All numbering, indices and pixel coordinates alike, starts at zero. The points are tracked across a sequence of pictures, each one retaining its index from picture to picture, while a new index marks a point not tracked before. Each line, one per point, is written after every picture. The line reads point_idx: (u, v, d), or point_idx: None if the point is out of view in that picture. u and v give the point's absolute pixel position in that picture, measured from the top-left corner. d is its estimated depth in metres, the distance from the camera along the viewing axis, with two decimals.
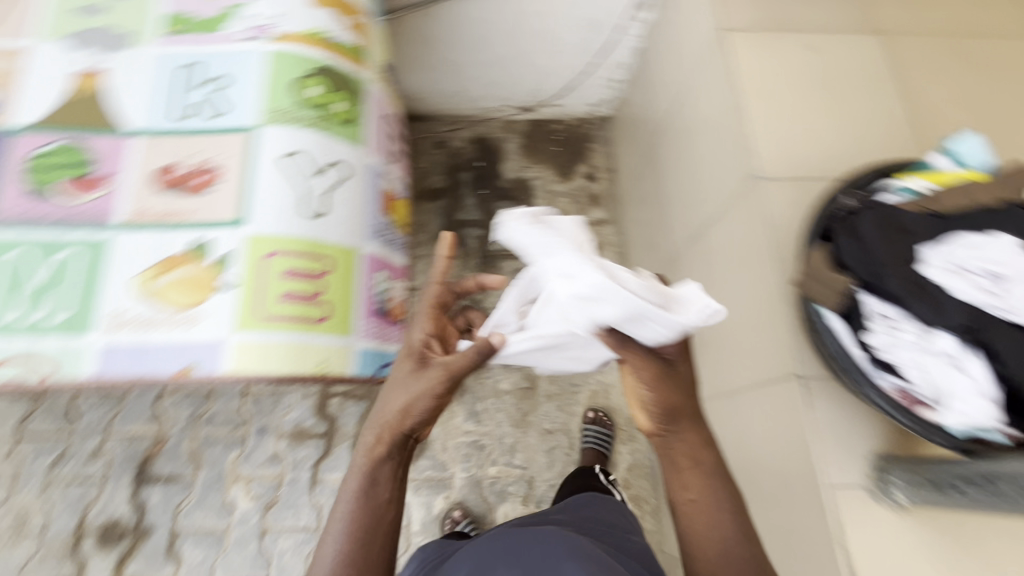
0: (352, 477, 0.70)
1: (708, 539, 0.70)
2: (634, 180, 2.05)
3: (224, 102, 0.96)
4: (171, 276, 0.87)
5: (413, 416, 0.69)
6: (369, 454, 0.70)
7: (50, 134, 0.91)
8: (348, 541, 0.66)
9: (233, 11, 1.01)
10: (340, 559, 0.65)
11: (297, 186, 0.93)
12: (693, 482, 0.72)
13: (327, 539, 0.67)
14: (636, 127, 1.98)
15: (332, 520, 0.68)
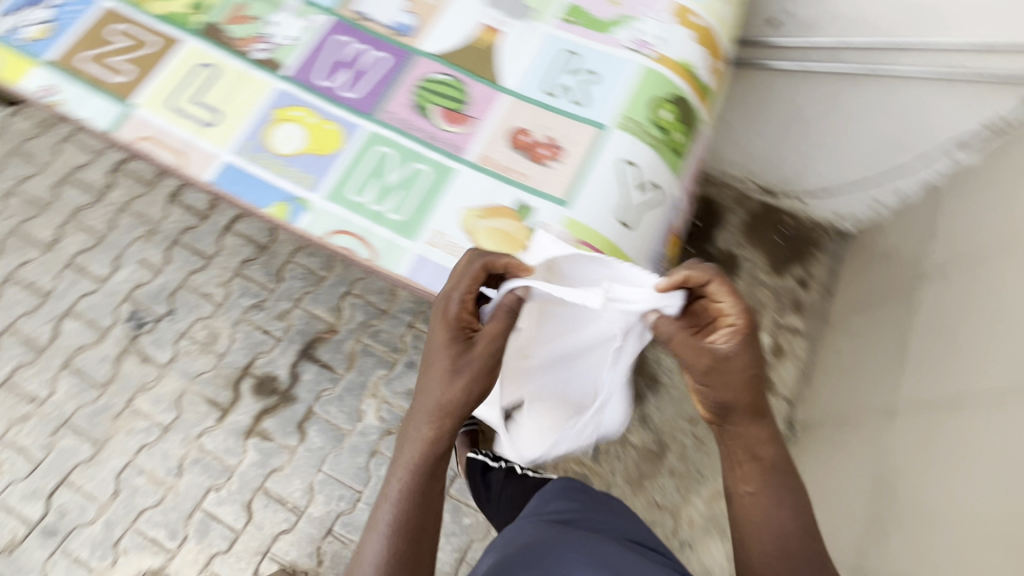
0: (404, 454, 0.82)
1: (756, 518, 0.83)
2: (857, 312, 1.87)
3: (589, 95, 1.03)
4: (490, 223, 0.95)
5: (467, 399, 0.80)
6: (420, 438, 0.82)
7: (442, 67, 1.06)
8: (398, 504, 0.81)
9: (625, 21, 1.10)
10: (395, 520, 0.80)
11: (623, 192, 0.97)
12: (749, 471, 0.85)
13: (387, 500, 0.81)
14: (887, 260, 1.82)
15: (389, 490, 0.82)
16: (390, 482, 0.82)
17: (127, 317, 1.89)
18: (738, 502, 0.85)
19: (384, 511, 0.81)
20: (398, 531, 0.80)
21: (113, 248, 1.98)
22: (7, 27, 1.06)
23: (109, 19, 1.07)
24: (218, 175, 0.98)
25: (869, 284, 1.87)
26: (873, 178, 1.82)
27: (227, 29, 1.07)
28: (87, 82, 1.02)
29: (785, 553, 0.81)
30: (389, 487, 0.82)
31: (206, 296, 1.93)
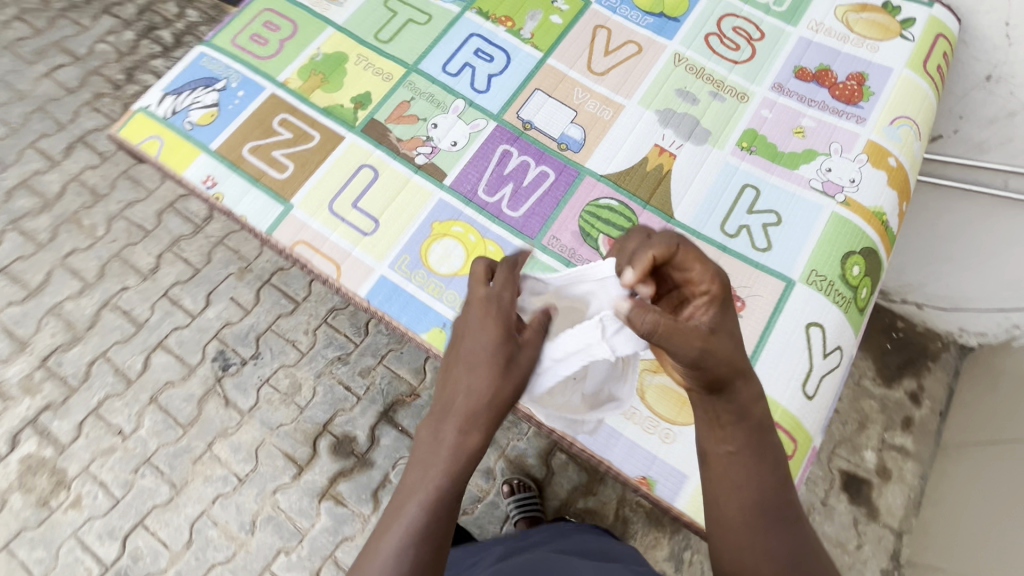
0: (437, 449, 0.62)
1: (733, 491, 0.61)
2: (977, 451, 1.62)
3: (772, 240, 0.95)
4: (658, 379, 0.87)
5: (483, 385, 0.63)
6: (459, 430, 0.62)
7: (610, 190, 0.99)
8: (423, 511, 0.60)
9: (813, 156, 1.01)
10: (415, 531, 0.59)
11: (809, 359, 0.88)
12: (722, 424, 0.63)
13: (409, 504, 0.60)
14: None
15: (413, 490, 0.61)
16: (414, 480, 0.62)
17: (213, 356, 1.84)
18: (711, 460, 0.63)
19: (405, 515, 0.60)
20: (416, 544, 0.59)
21: (207, 283, 1.93)
22: (177, 109, 1.05)
23: (275, 107, 1.04)
24: (374, 291, 0.93)
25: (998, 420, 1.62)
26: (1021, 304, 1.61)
27: (391, 128, 1.03)
28: (251, 175, 0.99)
29: (758, 512, 0.60)
30: (415, 485, 0.61)
31: (292, 342, 1.87)
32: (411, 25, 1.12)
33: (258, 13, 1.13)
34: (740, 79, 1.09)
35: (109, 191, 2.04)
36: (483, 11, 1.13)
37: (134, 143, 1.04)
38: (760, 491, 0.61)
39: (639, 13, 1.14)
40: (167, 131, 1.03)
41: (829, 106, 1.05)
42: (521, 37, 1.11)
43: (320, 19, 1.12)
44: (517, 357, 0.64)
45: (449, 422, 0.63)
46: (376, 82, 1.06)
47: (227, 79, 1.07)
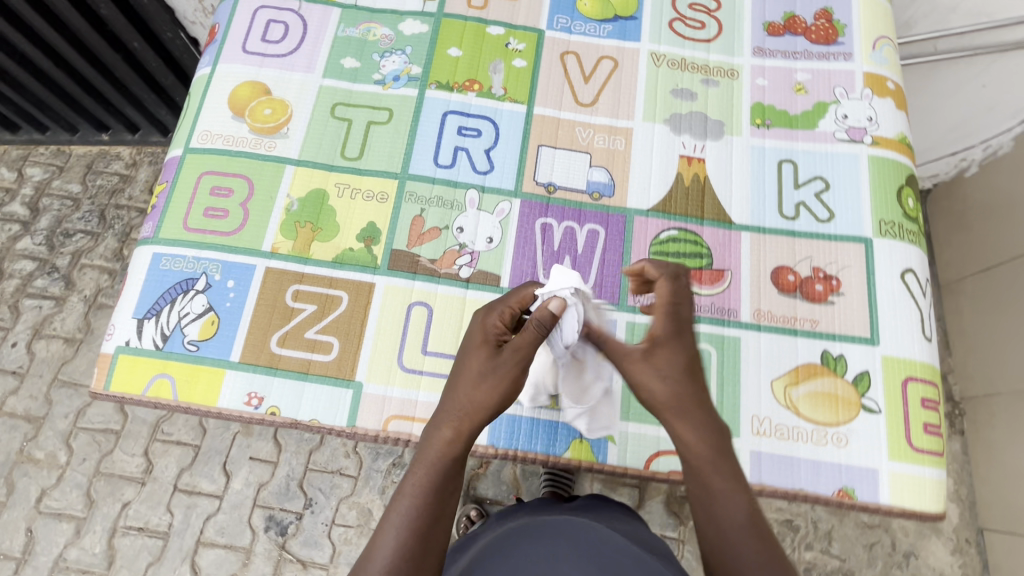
0: (416, 464, 0.64)
1: (727, 511, 0.62)
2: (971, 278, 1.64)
3: (831, 207, 0.95)
4: (803, 387, 0.86)
5: (487, 399, 0.64)
6: (441, 440, 0.64)
7: (664, 222, 0.95)
8: (409, 539, 0.59)
9: (825, 108, 1.00)
10: (399, 550, 0.58)
11: (917, 305, 0.90)
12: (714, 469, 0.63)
13: (388, 526, 0.60)
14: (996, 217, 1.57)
15: (393, 510, 0.61)
16: (395, 501, 0.61)
17: (265, 526, 1.52)
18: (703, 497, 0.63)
19: (384, 542, 0.59)
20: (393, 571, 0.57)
21: (217, 454, 1.58)
22: (168, 332, 0.87)
23: (279, 283, 0.90)
24: (494, 433, 0.84)
25: (1006, 239, 1.53)
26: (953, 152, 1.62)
27: (417, 251, 0.92)
28: (297, 371, 0.86)
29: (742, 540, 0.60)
30: (395, 506, 0.61)
31: (339, 471, 1.58)
32: (374, 126, 0.99)
33: (198, 183, 0.95)
34: (721, 56, 1.05)
35: (47, 411, 1.63)
36: (443, 83, 1.01)
37: (136, 394, 0.86)
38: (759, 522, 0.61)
39: (595, 24, 1.07)
40: (170, 363, 0.86)
41: (814, 53, 1.04)
42: (496, 96, 1.01)
43: (271, 161, 0.96)
44: (499, 365, 0.64)
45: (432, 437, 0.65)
46: (373, 208, 0.94)
47: (206, 274, 0.90)
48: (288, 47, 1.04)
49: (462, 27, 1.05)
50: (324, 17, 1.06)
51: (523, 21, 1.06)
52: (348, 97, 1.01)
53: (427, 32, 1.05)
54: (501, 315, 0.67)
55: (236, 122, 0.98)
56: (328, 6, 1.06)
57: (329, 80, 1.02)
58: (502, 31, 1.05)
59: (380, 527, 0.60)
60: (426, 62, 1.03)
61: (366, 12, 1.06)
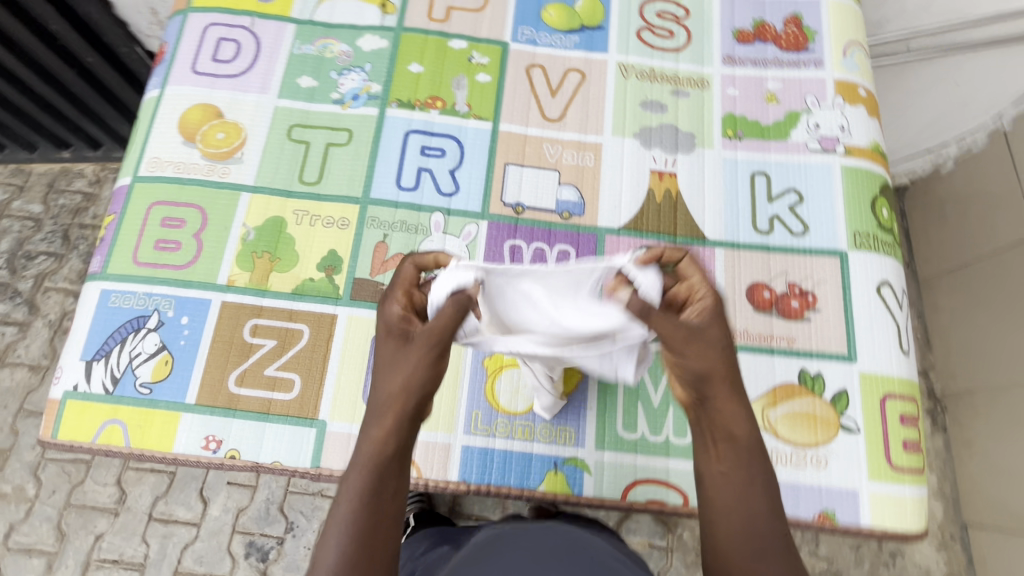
0: (353, 467, 0.54)
1: (736, 514, 0.55)
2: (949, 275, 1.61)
3: (805, 220, 0.93)
4: (781, 409, 0.84)
5: (414, 387, 0.55)
6: (378, 434, 0.55)
7: (636, 240, 0.92)
8: (352, 555, 0.50)
9: (797, 118, 0.98)
10: (343, 568, 0.50)
11: (894, 318, 0.88)
12: (722, 453, 0.57)
13: (329, 543, 0.51)
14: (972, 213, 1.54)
15: (331, 524, 0.52)
16: (333, 512, 0.53)
17: (245, 553, 1.46)
18: (705, 482, 0.58)
19: (322, 563, 0.50)
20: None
21: (193, 480, 1.52)
22: (119, 374, 0.83)
23: (236, 317, 0.85)
24: (466, 467, 0.82)
25: (984, 234, 1.50)
26: (925, 149, 1.60)
27: (381, 279, 0.88)
28: (257, 411, 0.82)
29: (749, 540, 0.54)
30: (334, 516, 0.52)
31: (319, 491, 1.53)
32: (332, 148, 0.95)
33: (147, 214, 0.90)
34: (691, 67, 1.03)
35: (13, 442, 1.56)
36: (405, 101, 0.97)
37: (86, 442, 0.81)
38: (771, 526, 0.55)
39: (561, 35, 1.04)
40: (121, 408, 0.82)
41: (784, 61, 1.02)
42: (460, 113, 0.97)
43: (225, 189, 0.92)
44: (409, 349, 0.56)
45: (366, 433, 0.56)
46: (334, 235, 0.90)
47: (158, 310, 0.85)
48: (241, 67, 0.99)
49: (423, 41, 1.01)
50: (278, 34, 1.01)
51: (487, 33, 1.03)
52: (304, 118, 0.97)
53: (387, 48, 1.00)
54: (399, 299, 0.59)
55: (186, 148, 0.94)
56: (281, 22, 1.02)
57: (284, 101, 0.97)
58: (464, 44, 1.02)
59: (318, 545, 0.51)
60: (386, 79, 0.99)
61: (322, 27, 1.02)
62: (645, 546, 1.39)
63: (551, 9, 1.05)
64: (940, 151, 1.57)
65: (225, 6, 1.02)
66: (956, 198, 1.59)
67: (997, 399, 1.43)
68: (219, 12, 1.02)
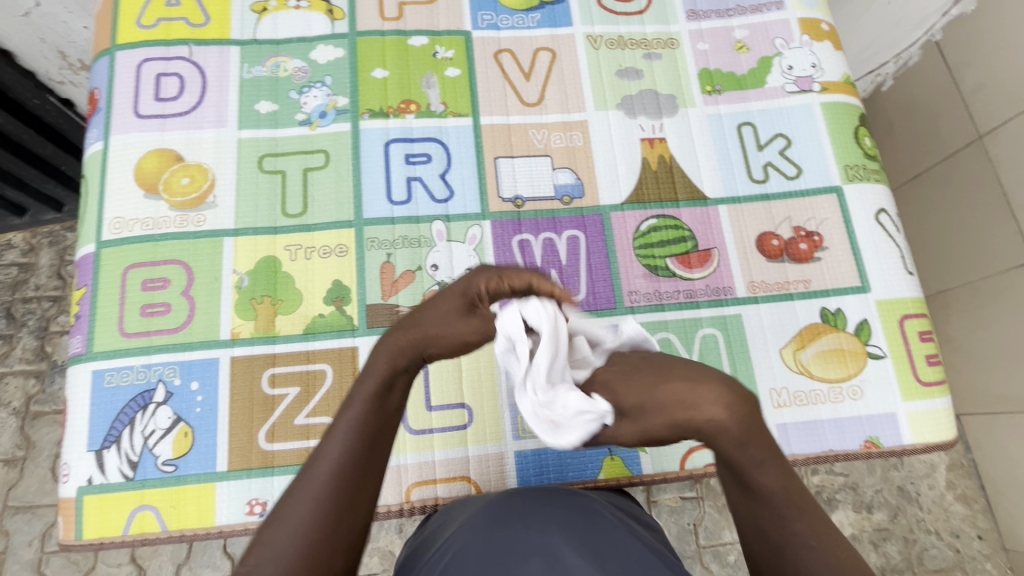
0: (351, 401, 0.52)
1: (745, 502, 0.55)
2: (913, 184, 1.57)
3: (798, 163, 0.94)
4: (811, 349, 0.86)
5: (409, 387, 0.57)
6: (385, 356, 0.54)
7: (641, 212, 0.92)
8: (344, 477, 0.48)
9: (770, 63, 0.99)
10: (353, 457, 0.49)
11: (895, 242, 0.91)
12: None
13: (321, 465, 0.48)
14: (918, 127, 1.51)
15: (322, 453, 0.49)
16: (327, 440, 0.50)
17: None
18: None
19: (313, 483, 0.47)
20: (323, 514, 0.46)
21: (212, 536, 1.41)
22: (136, 457, 0.77)
23: (250, 371, 0.80)
24: (524, 472, 0.81)
25: (935, 142, 1.47)
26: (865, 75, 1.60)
27: (395, 301, 0.84)
28: (297, 463, 0.78)
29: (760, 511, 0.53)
30: (334, 440, 0.50)
31: None
32: (311, 173, 0.89)
33: (124, 280, 0.83)
34: (657, 27, 1.01)
35: (6, 543, 1.40)
36: (377, 111, 0.92)
37: (116, 536, 0.75)
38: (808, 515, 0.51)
39: (522, 15, 1.00)
40: (147, 492, 0.76)
41: (745, 7, 1.02)
42: (437, 113, 0.93)
43: (204, 239, 0.85)
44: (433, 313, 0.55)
45: (369, 367, 0.54)
46: (334, 265, 0.85)
47: (163, 380, 0.79)
48: (190, 102, 0.91)
49: (381, 43, 0.95)
50: (221, 60, 0.93)
51: (445, 24, 0.98)
52: (273, 146, 0.90)
53: (344, 56, 0.94)
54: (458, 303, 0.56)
55: (150, 200, 0.86)
56: (222, 46, 0.94)
57: (247, 131, 0.91)
58: (425, 40, 0.96)
59: (311, 466, 0.49)
60: (352, 90, 0.93)
61: (268, 45, 0.94)
62: (679, 499, 1.40)
63: None
64: (879, 72, 1.55)
65: (156, 38, 0.93)
66: (903, 111, 1.54)
67: (976, 295, 1.42)
68: (150, 45, 0.92)
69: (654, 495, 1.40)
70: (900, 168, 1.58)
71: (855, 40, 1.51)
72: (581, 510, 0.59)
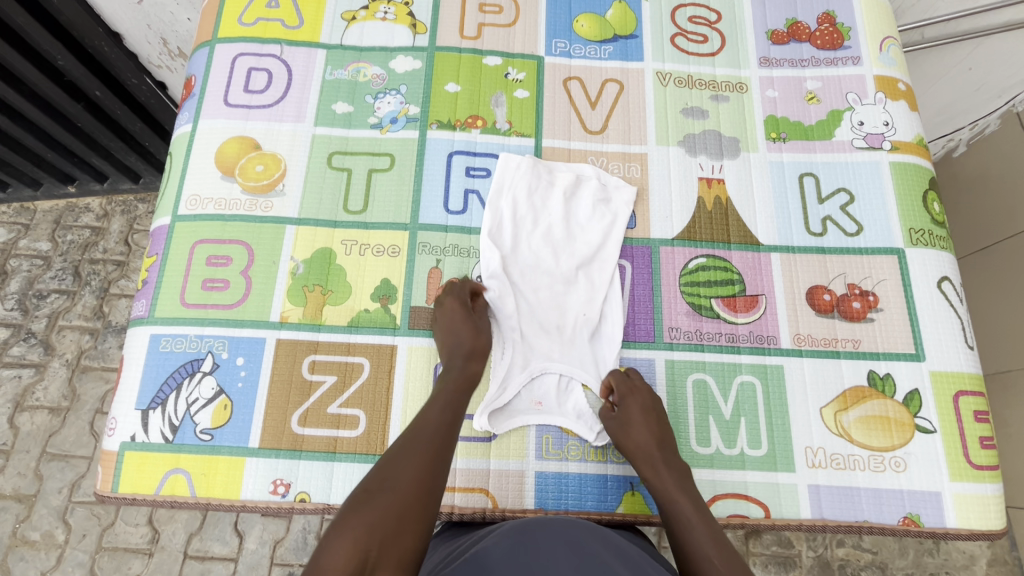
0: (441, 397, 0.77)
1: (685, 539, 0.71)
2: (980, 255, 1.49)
3: (858, 220, 0.92)
4: (854, 413, 0.83)
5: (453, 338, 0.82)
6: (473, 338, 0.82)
7: (691, 250, 0.91)
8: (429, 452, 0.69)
9: (840, 117, 0.98)
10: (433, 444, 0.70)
11: (956, 312, 0.87)
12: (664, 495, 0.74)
13: (414, 447, 0.69)
14: (991, 197, 1.44)
15: (416, 438, 0.71)
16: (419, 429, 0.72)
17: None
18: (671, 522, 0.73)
19: (408, 455, 0.69)
20: (412, 482, 0.65)
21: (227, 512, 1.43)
22: (177, 422, 0.81)
23: (293, 355, 0.84)
24: (542, 494, 0.80)
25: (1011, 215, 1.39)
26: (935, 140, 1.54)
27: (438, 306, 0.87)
28: (324, 451, 0.80)
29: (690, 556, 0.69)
30: (423, 429, 0.72)
31: None
32: (375, 174, 0.93)
33: (191, 253, 0.88)
34: (728, 70, 1.02)
35: (38, 487, 1.46)
36: (445, 122, 0.96)
37: (148, 494, 0.79)
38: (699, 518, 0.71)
39: (595, 45, 1.03)
40: (183, 457, 0.80)
41: (821, 59, 1.01)
42: (501, 131, 0.96)
43: (269, 224, 0.90)
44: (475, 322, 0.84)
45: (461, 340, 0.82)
46: (386, 264, 0.88)
47: (212, 353, 0.83)
48: (274, 97, 0.97)
49: (457, 59, 1.00)
50: (309, 60, 0.99)
51: (520, 48, 1.01)
52: (344, 145, 0.95)
53: (421, 68, 0.99)
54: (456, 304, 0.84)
55: (226, 182, 0.92)
56: (311, 48, 1.00)
57: (322, 128, 0.96)
58: (499, 61, 1.00)
59: (406, 446, 0.70)
60: (424, 101, 0.97)
61: (353, 51, 1.00)
62: None
63: (582, 20, 1.04)
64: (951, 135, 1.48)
65: (253, 35, 1.00)
66: (977, 180, 1.48)
67: None
68: (247, 41, 1.00)
69: (665, 540, 1.35)
70: (965, 240, 1.51)
71: (928, 102, 1.47)
72: (594, 549, 0.59)
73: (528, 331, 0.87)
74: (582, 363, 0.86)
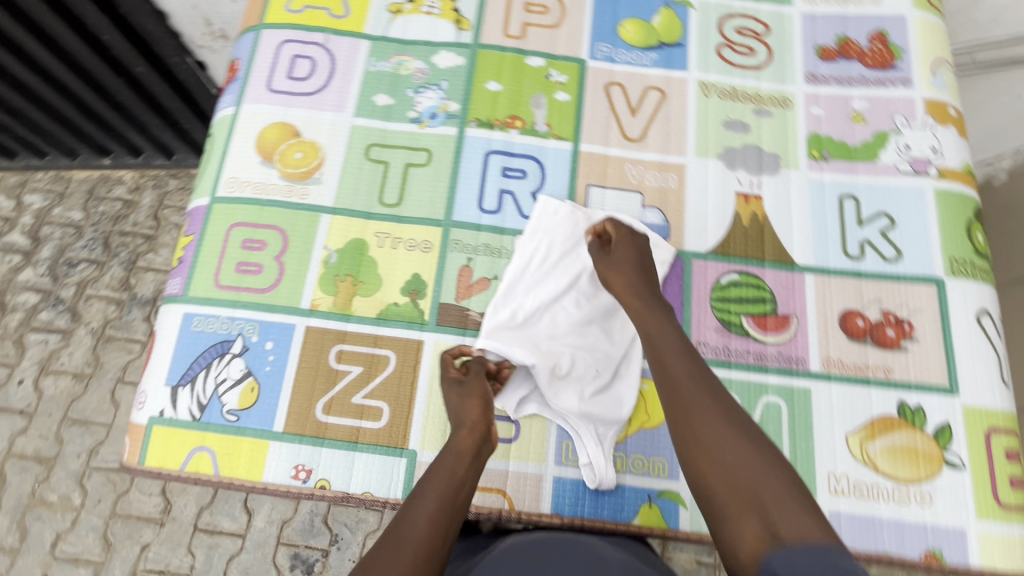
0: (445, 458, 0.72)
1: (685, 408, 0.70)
2: None
3: (898, 246, 0.90)
4: (881, 442, 0.81)
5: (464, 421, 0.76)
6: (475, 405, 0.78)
7: (724, 265, 0.90)
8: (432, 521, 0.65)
9: (886, 139, 0.96)
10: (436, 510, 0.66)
11: (993, 346, 0.85)
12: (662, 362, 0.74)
13: (415, 517, 0.65)
14: None
15: (417, 507, 0.66)
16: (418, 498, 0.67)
17: (290, 566, 1.38)
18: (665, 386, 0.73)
19: (411, 523, 0.64)
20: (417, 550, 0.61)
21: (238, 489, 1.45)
22: (205, 401, 0.82)
23: (321, 343, 0.85)
24: (559, 500, 0.80)
25: None
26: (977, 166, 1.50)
27: (466, 305, 0.87)
28: (346, 440, 0.81)
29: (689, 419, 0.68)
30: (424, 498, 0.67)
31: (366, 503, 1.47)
32: (412, 169, 0.93)
33: (227, 236, 0.89)
34: (773, 85, 1.00)
35: (58, 450, 1.49)
36: (484, 121, 0.96)
37: (173, 470, 0.80)
38: (750, 460, 0.63)
39: (639, 52, 1.01)
40: (209, 436, 0.81)
41: (870, 79, 0.99)
42: (539, 133, 0.96)
43: (304, 211, 0.91)
44: (467, 389, 0.79)
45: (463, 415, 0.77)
46: (417, 259, 0.89)
47: (243, 335, 0.84)
48: (316, 85, 0.98)
49: (500, 58, 0.99)
50: (352, 50, 1.00)
51: (563, 50, 1.01)
52: (383, 137, 0.95)
53: (463, 65, 0.99)
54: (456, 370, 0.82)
55: (264, 167, 0.93)
56: (356, 39, 1.00)
57: (362, 119, 0.96)
58: (542, 62, 1.00)
59: (405, 516, 0.65)
60: (464, 98, 0.97)
61: (396, 43, 1.00)
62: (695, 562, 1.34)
63: (628, 25, 1.03)
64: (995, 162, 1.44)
65: (299, 22, 1.01)
66: None
67: None
68: (293, 28, 1.00)
69: (670, 551, 1.35)
70: None
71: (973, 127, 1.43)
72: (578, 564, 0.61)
73: (552, 380, 0.82)
74: (608, 406, 0.82)
